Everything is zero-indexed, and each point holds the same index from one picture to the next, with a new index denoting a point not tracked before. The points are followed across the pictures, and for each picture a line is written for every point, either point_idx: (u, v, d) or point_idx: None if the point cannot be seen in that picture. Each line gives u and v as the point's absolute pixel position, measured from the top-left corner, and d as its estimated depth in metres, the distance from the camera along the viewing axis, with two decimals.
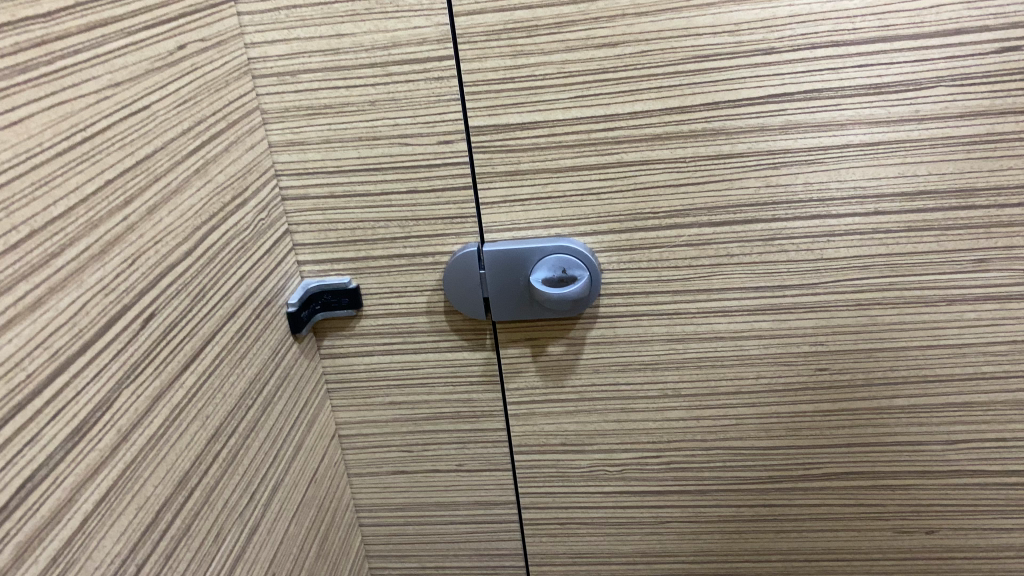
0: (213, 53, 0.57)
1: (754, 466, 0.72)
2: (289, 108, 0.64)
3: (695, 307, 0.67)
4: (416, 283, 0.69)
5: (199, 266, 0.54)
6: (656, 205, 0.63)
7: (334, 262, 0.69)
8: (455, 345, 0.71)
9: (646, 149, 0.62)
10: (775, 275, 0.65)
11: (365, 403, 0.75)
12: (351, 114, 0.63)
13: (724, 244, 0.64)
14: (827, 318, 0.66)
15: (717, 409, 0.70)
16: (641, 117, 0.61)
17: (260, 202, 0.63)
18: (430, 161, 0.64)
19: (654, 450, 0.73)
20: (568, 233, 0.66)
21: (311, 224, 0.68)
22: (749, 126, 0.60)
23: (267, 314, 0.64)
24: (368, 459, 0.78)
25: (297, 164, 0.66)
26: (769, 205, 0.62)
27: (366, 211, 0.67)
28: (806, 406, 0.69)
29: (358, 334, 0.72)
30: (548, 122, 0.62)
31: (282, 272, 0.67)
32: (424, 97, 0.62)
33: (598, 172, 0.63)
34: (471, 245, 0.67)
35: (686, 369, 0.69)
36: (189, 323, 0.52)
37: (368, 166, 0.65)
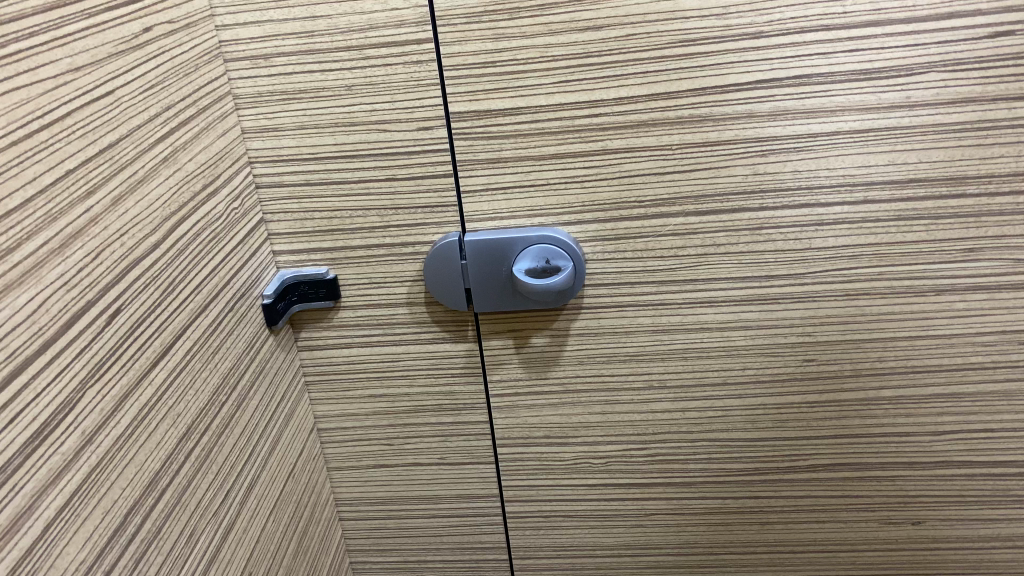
0: (181, 36, 0.55)
1: (740, 458, 0.71)
2: (263, 93, 0.62)
3: (681, 298, 0.65)
4: (395, 273, 0.67)
5: (168, 258, 0.51)
6: (641, 193, 0.62)
7: (310, 252, 0.67)
8: (437, 336, 0.70)
9: (632, 136, 0.60)
10: (762, 265, 0.63)
11: (344, 396, 0.73)
12: (327, 99, 0.61)
13: (711, 233, 0.63)
14: (815, 308, 0.64)
15: (703, 401, 0.69)
16: (627, 103, 0.59)
17: (233, 191, 0.61)
18: (409, 148, 0.62)
19: (640, 443, 0.72)
20: (551, 222, 0.64)
21: (287, 213, 0.66)
22: (737, 112, 0.59)
23: (242, 306, 0.62)
24: (348, 453, 0.76)
25: (271, 150, 0.64)
26: (757, 194, 0.61)
27: (343, 199, 0.65)
28: (793, 397, 0.68)
29: (337, 325, 0.70)
30: (530, 108, 0.60)
31: (257, 262, 0.65)
32: (402, 81, 0.60)
33: (582, 160, 0.61)
34: (451, 235, 0.65)
35: (672, 360, 0.68)
36: (157, 318, 0.50)
37: (345, 153, 0.63)
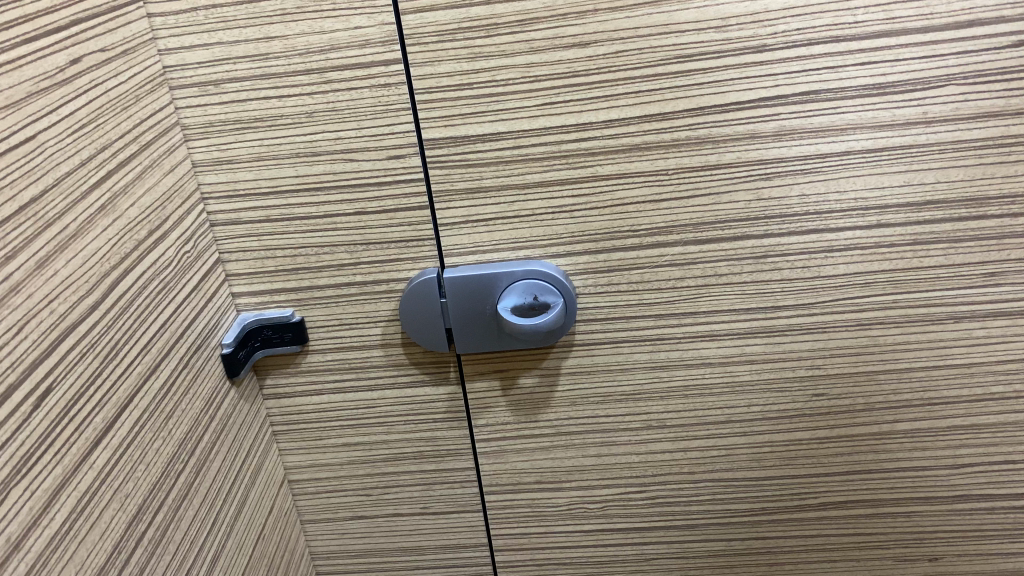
0: (118, 64, 0.49)
1: (746, 498, 0.67)
2: (214, 123, 0.55)
3: (681, 332, 0.60)
4: (368, 314, 0.61)
5: (110, 320, 0.45)
6: (636, 222, 0.57)
7: (274, 293, 0.61)
8: (415, 379, 0.64)
9: (624, 161, 0.55)
10: (768, 295, 0.58)
11: (316, 445, 0.67)
12: (287, 128, 0.55)
13: (712, 262, 0.58)
14: (825, 340, 0.60)
15: (705, 440, 0.64)
16: (618, 124, 0.54)
17: (184, 232, 0.55)
18: (380, 179, 0.56)
19: (638, 485, 0.67)
20: (538, 255, 0.59)
21: (246, 252, 0.60)
22: (738, 132, 0.53)
23: (199, 360, 0.55)
24: (323, 505, 0.70)
25: (226, 185, 0.57)
26: (762, 220, 0.56)
27: (308, 236, 0.59)
28: (802, 433, 0.64)
29: (306, 371, 0.64)
30: (512, 133, 0.54)
31: (214, 308, 0.59)
32: (369, 106, 0.54)
33: (570, 187, 0.56)
34: (429, 272, 0.59)
35: (672, 399, 0.63)
36: (98, 391, 0.44)
37: (308, 186, 0.57)
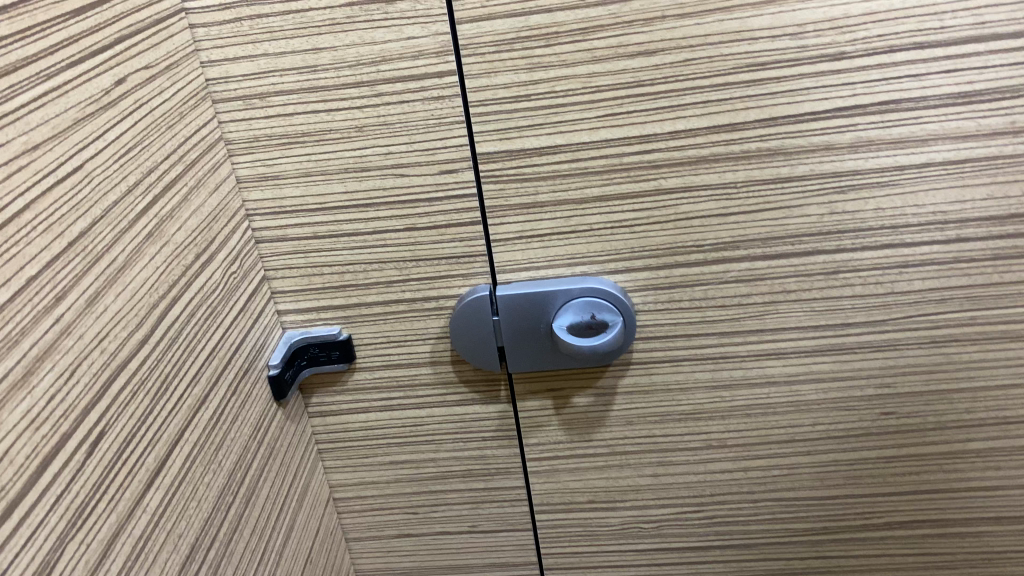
0: (162, 81, 0.46)
1: (808, 518, 0.64)
2: (260, 137, 0.53)
3: (745, 350, 0.58)
4: (418, 331, 0.59)
5: (159, 353, 0.44)
6: (700, 237, 0.54)
7: (320, 311, 0.59)
8: (465, 398, 0.62)
9: (689, 173, 0.52)
10: (838, 312, 0.56)
11: (362, 463, 0.65)
12: (335, 141, 0.53)
13: (780, 278, 0.55)
14: (896, 358, 0.57)
15: (767, 459, 0.62)
16: (683, 136, 0.51)
17: (229, 252, 0.53)
18: (431, 194, 0.54)
19: (695, 505, 0.65)
20: (595, 270, 0.56)
21: (291, 269, 0.58)
22: (811, 144, 0.51)
23: (246, 385, 0.54)
24: (368, 523, 0.69)
25: (272, 200, 0.55)
26: (834, 235, 0.53)
27: (356, 252, 0.56)
28: (869, 452, 0.61)
29: (352, 390, 0.62)
30: (571, 145, 0.52)
31: (260, 329, 0.57)
32: (421, 119, 0.51)
33: (631, 201, 0.53)
34: (481, 289, 0.57)
35: (733, 418, 0.61)
36: (150, 429, 0.42)
37: (357, 202, 0.55)
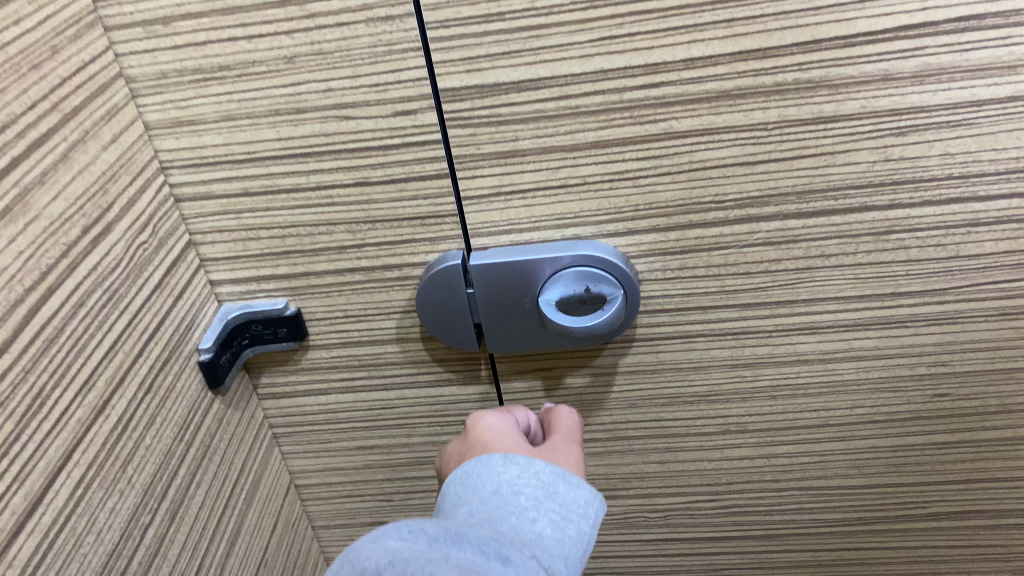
0: (20, 5, 0.36)
1: (840, 508, 0.56)
2: (167, 73, 0.42)
3: (771, 324, 0.48)
4: (379, 304, 0.50)
5: (26, 364, 0.35)
6: (721, 190, 0.43)
7: (262, 281, 0.49)
8: (439, 378, 0.53)
9: (707, 113, 0.41)
10: (887, 280, 0.46)
11: (326, 449, 0.57)
12: (261, 77, 0.42)
13: (818, 240, 0.45)
14: (955, 333, 0.47)
15: (793, 446, 0.53)
16: (700, 66, 0.40)
17: (137, 219, 0.43)
18: (385, 142, 0.43)
19: (709, 493, 0.56)
20: (590, 232, 0.46)
21: (222, 233, 0.48)
22: (865, 74, 0.39)
23: (167, 378, 0.45)
24: (339, 510, 0.61)
25: (191, 151, 0.45)
26: (887, 187, 0.42)
27: (299, 212, 0.46)
28: (915, 438, 0.52)
29: (307, 370, 0.53)
30: (558, 78, 0.41)
31: (186, 307, 0.47)
32: (367, 48, 0.40)
33: (634, 148, 0.43)
34: (452, 258, 0.47)
35: (756, 401, 0.51)
36: (14, 462, 0.33)
37: (294, 152, 0.44)
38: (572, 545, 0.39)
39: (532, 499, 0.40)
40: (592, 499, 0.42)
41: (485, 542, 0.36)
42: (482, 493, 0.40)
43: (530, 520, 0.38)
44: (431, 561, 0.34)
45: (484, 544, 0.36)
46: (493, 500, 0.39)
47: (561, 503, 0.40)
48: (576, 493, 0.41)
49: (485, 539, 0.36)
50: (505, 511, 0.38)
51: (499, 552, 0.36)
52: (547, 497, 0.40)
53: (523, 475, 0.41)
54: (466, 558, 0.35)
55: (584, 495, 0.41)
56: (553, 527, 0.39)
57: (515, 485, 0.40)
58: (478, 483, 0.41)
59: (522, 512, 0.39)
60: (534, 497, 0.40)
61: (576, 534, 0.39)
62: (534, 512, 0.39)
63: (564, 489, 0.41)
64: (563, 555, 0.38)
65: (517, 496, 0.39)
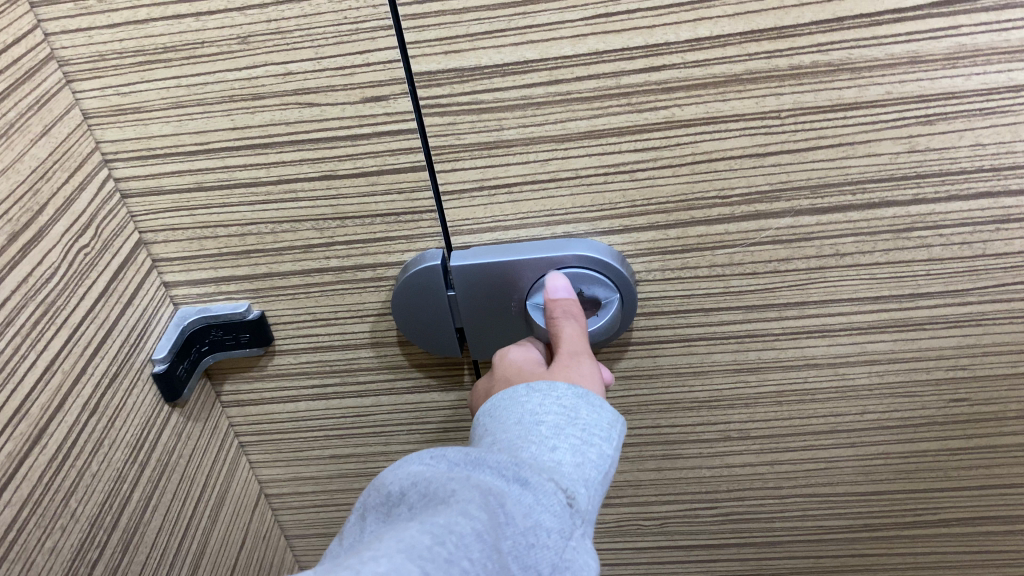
0: None
1: (845, 515, 0.53)
2: (104, 55, 0.37)
3: (779, 327, 0.44)
4: (351, 306, 0.45)
5: None
6: (727, 184, 0.39)
7: (222, 283, 0.45)
8: (419, 384, 0.49)
9: (714, 99, 0.37)
10: (906, 281, 0.42)
11: (298, 457, 0.53)
12: (212, 59, 0.37)
13: (832, 238, 0.41)
14: (977, 336, 0.43)
15: (798, 452, 0.50)
16: (707, 47, 0.35)
17: (76, 221, 0.38)
18: (353, 132, 0.39)
19: (707, 501, 0.53)
20: (583, 230, 0.42)
21: (175, 231, 0.43)
22: (891, 56, 0.35)
23: (114, 398, 0.41)
24: (314, 519, 0.58)
25: (136, 142, 0.40)
26: (911, 180, 0.38)
27: (259, 208, 0.42)
28: (929, 444, 0.49)
29: (275, 376, 0.49)
30: (547, 61, 0.36)
31: (136, 314, 0.43)
32: (330, 26, 0.36)
33: (632, 138, 0.38)
34: (431, 258, 0.42)
35: (760, 407, 0.48)
36: None
37: (252, 142, 0.39)
38: (596, 471, 0.34)
39: (553, 425, 0.34)
40: (618, 423, 0.36)
41: (503, 466, 0.31)
42: (506, 424, 0.35)
43: (551, 447, 0.33)
44: (450, 481, 0.30)
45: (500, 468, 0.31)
46: (515, 431, 0.34)
47: (584, 428, 0.35)
48: (600, 414, 0.36)
49: (502, 463, 0.31)
50: (525, 439, 0.34)
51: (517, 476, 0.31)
52: (569, 423, 0.35)
53: (545, 402, 0.36)
54: (486, 479, 0.31)
55: (609, 419, 0.36)
56: (576, 454, 0.34)
57: (537, 414, 0.35)
58: (504, 415, 0.36)
59: (542, 439, 0.34)
60: (556, 424, 0.35)
61: (600, 458, 0.34)
62: (555, 438, 0.34)
63: (588, 413, 0.36)
64: (587, 482, 0.33)
65: (537, 425, 0.35)
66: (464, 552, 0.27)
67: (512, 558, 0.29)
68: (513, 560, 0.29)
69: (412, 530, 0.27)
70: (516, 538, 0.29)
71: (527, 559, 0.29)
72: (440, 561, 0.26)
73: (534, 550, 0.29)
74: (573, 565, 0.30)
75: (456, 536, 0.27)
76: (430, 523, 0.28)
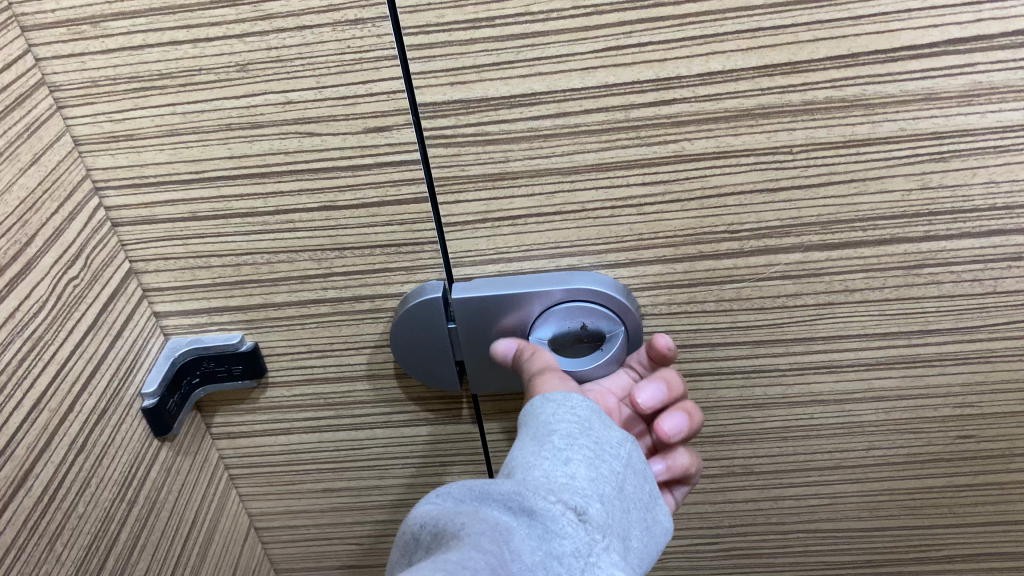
0: None
1: (847, 551, 0.52)
2: (98, 80, 0.36)
3: (786, 363, 0.43)
4: (347, 339, 0.44)
5: None
6: (736, 219, 0.38)
7: (215, 314, 0.44)
8: (416, 418, 0.47)
9: (725, 134, 0.36)
10: (915, 317, 0.41)
11: (290, 491, 0.52)
12: (209, 87, 0.36)
13: (842, 274, 0.40)
14: (986, 373, 0.43)
15: (802, 488, 0.49)
16: (720, 81, 0.35)
17: (65, 252, 0.37)
18: (354, 163, 0.38)
19: (708, 536, 0.53)
20: (588, 263, 0.41)
21: (167, 261, 0.42)
22: (906, 93, 0.34)
23: (101, 435, 0.39)
24: (306, 552, 0.56)
25: (128, 170, 0.39)
26: (923, 217, 0.38)
27: (255, 238, 0.40)
28: (934, 480, 0.48)
29: (267, 408, 0.48)
30: (556, 93, 0.35)
31: (125, 346, 0.41)
32: (333, 54, 0.35)
33: (640, 172, 0.37)
34: (432, 290, 0.41)
35: (764, 442, 0.47)
36: None
37: (250, 172, 0.38)
38: (610, 485, 0.34)
39: (565, 439, 0.34)
40: (629, 443, 0.36)
41: (509, 496, 0.31)
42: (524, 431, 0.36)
43: (562, 461, 0.33)
44: (459, 519, 0.30)
45: (508, 499, 0.31)
46: (530, 443, 0.35)
47: (598, 441, 0.35)
48: (613, 432, 0.36)
49: (510, 492, 0.31)
50: (537, 455, 0.34)
51: (526, 504, 0.31)
52: (583, 433, 0.35)
53: (560, 411, 0.36)
54: (494, 516, 0.30)
55: (621, 438, 0.36)
56: (589, 467, 0.34)
57: (550, 423, 0.35)
58: (523, 424, 0.36)
59: (552, 454, 0.34)
60: (568, 435, 0.35)
61: (613, 475, 0.34)
62: (567, 452, 0.34)
63: (601, 429, 0.36)
64: (602, 497, 0.33)
65: (551, 435, 0.35)
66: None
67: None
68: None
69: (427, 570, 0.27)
70: (531, 567, 0.29)
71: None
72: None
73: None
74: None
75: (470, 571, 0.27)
76: (445, 563, 0.27)
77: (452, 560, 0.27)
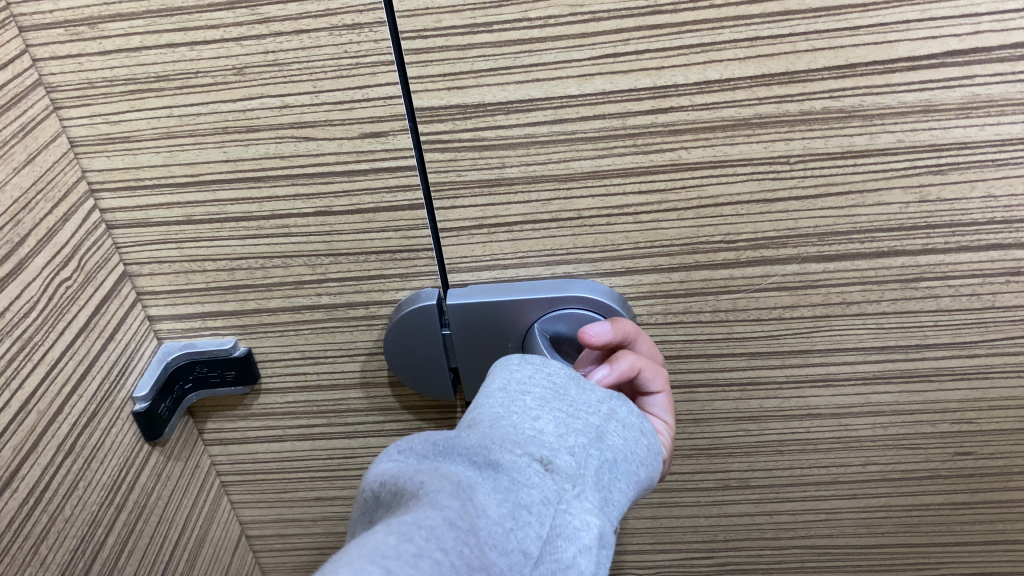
0: None
1: (844, 567, 0.52)
2: (95, 82, 0.36)
3: (782, 376, 0.43)
4: (340, 346, 0.44)
5: None
6: (733, 230, 0.38)
7: (209, 318, 0.43)
8: (409, 426, 0.47)
9: (722, 143, 0.36)
10: (913, 331, 0.41)
11: (282, 499, 0.51)
12: (205, 90, 0.36)
13: (839, 286, 0.40)
14: (984, 389, 0.42)
15: (798, 503, 0.49)
16: (717, 89, 0.35)
17: (58, 253, 0.37)
18: (350, 168, 0.37)
19: (704, 550, 0.52)
20: (584, 272, 0.41)
21: (161, 264, 0.42)
22: (905, 104, 0.34)
23: (91, 438, 0.39)
24: (298, 561, 0.56)
25: (124, 172, 0.39)
26: (922, 230, 0.37)
27: (250, 242, 0.40)
28: (932, 497, 0.47)
29: (260, 414, 0.47)
30: (552, 100, 0.35)
31: (117, 349, 0.41)
32: (330, 59, 0.35)
33: (636, 180, 0.37)
34: (426, 297, 0.41)
35: (760, 456, 0.47)
36: None
37: (245, 176, 0.38)
38: (586, 438, 0.31)
39: (537, 399, 0.32)
40: (611, 401, 0.33)
41: (473, 449, 0.29)
42: (490, 388, 0.33)
43: (530, 418, 0.31)
44: (418, 476, 0.28)
45: (472, 452, 0.29)
46: (499, 400, 0.32)
47: (573, 402, 0.32)
48: (591, 392, 0.33)
49: (474, 446, 0.29)
50: (503, 415, 0.31)
51: (491, 458, 0.28)
52: (556, 395, 0.32)
53: (535, 374, 0.33)
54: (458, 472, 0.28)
55: (601, 397, 0.33)
56: (559, 424, 0.31)
57: (523, 384, 0.33)
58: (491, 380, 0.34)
59: (521, 411, 0.31)
60: (541, 397, 0.32)
61: (589, 426, 0.32)
62: (537, 410, 0.32)
63: (579, 392, 0.33)
64: (574, 448, 0.30)
65: (522, 395, 0.32)
66: (436, 542, 0.24)
67: (498, 540, 0.26)
68: (501, 541, 0.26)
69: (379, 534, 0.24)
70: (498, 520, 0.26)
71: (515, 536, 0.26)
72: (408, 556, 0.23)
73: (523, 525, 0.27)
74: (569, 529, 0.27)
75: (427, 529, 0.24)
76: (396, 524, 0.25)
77: (407, 521, 0.25)
